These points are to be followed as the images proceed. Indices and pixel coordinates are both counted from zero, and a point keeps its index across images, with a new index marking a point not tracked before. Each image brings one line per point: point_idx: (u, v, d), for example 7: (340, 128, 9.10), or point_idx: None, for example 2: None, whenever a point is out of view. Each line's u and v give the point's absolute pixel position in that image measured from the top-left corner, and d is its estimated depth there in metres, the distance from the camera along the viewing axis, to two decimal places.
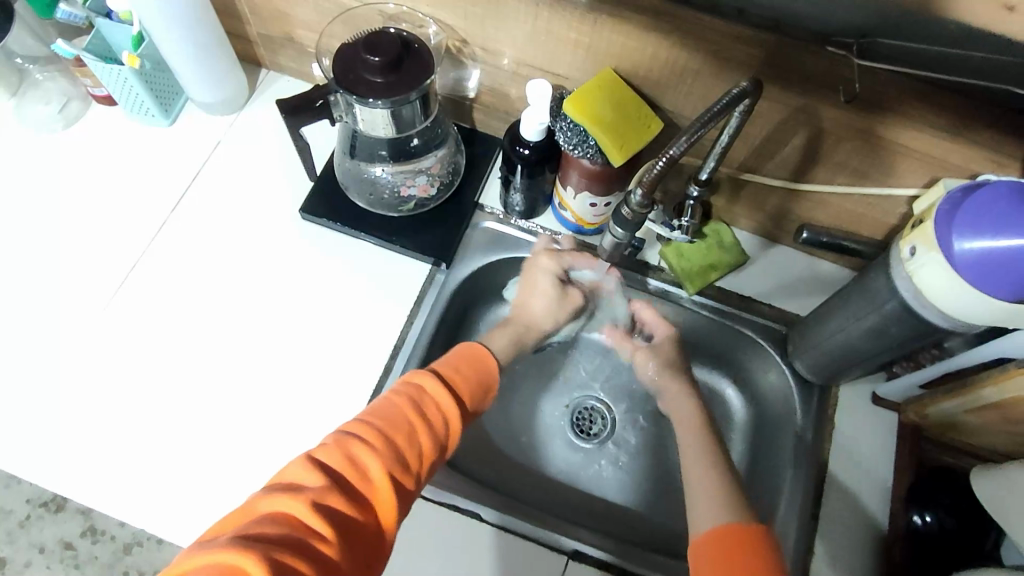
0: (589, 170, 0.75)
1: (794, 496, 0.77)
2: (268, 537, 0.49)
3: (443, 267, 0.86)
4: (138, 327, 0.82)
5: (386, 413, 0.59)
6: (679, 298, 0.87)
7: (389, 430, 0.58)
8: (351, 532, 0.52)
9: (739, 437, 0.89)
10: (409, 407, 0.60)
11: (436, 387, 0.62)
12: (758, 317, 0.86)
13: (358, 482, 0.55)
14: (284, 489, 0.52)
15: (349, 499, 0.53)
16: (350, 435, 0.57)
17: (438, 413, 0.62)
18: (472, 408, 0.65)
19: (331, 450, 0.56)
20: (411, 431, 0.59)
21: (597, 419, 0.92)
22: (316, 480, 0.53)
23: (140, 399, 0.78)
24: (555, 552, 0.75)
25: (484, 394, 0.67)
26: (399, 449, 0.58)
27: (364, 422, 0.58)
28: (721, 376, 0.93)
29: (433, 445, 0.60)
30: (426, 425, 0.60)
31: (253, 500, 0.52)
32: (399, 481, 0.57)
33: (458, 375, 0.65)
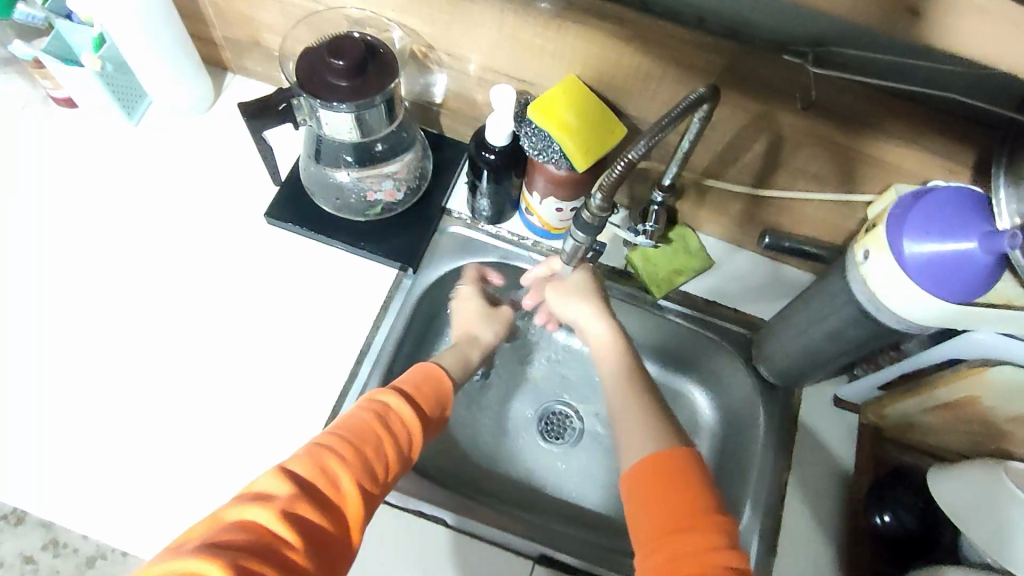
0: (555, 175, 0.76)
1: (759, 497, 0.78)
2: (237, 546, 0.48)
3: (410, 271, 0.86)
4: (95, 334, 0.80)
5: (354, 426, 0.59)
6: (645, 303, 0.88)
7: (357, 441, 0.58)
8: (321, 541, 0.52)
9: (705, 440, 0.91)
10: (374, 421, 0.60)
11: (399, 402, 0.63)
12: (723, 321, 0.87)
13: (327, 491, 0.54)
14: (253, 498, 0.52)
15: (318, 508, 0.53)
16: (318, 446, 0.56)
17: (403, 427, 0.62)
18: (434, 423, 0.66)
19: (299, 460, 0.55)
20: (379, 441, 0.59)
21: (568, 425, 0.92)
22: (287, 490, 0.52)
23: (99, 406, 0.76)
24: (522, 556, 0.75)
25: (444, 411, 0.68)
26: (367, 459, 0.57)
27: (332, 431, 0.58)
28: (688, 380, 0.95)
29: (399, 457, 0.60)
30: (391, 437, 0.60)
31: (222, 508, 0.51)
32: (368, 492, 0.57)
33: (422, 393, 0.66)
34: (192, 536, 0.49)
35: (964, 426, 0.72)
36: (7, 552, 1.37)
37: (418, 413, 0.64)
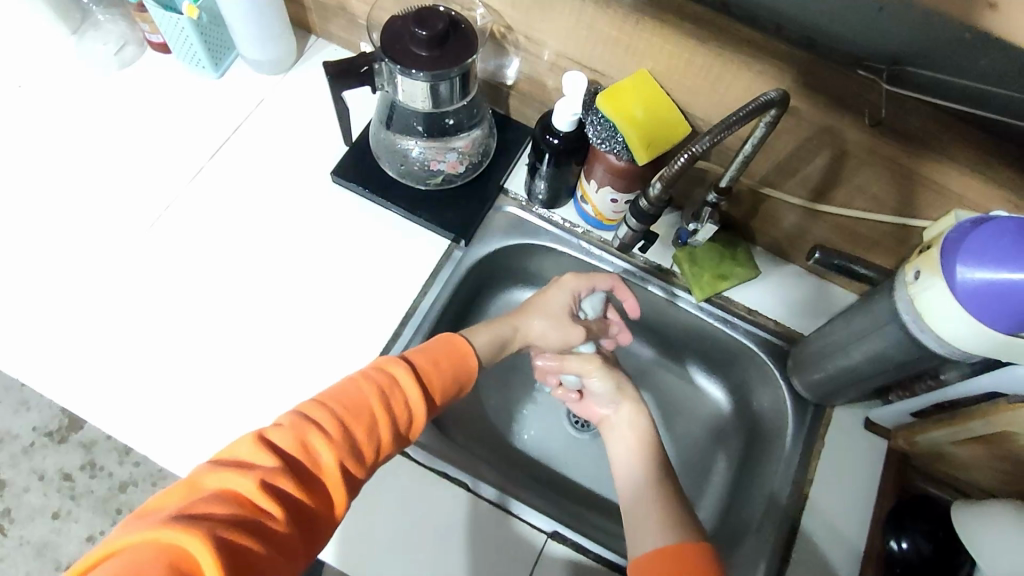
0: (615, 166, 0.77)
1: (776, 507, 0.79)
2: (214, 516, 0.50)
3: (461, 244, 0.88)
4: (162, 265, 0.85)
5: (351, 399, 0.61)
6: (686, 303, 0.89)
7: (348, 419, 0.60)
8: (300, 509, 0.54)
9: (730, 447, 0.92)
10: (373, 397, 0.62)
11: (406, 379, 0.65)
12: (762, 331, 0.87)
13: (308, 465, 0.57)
14: (233, 466, 0.54)
15: (301, 482, 0.55)
16: (310, 419, 0.59)
17: (404, 406, 0.64)
18: (439, 404, 0.68)
19: (284, 432, 0.58)
20: (372, 420, 0.61)
21: None
22: (269, 465, 0.54)
23: (158, 333, 0.81)
24: (536, 530, 0.76)
25: (452, 389, 0.70)
26: (356, 438, 0.60)
27: (325, 406, 0.60)
28: (721, 387, 0.95)
29: (392, 436, 0.63)
30: (388, 415, 0.62)
31: (205, 475, 0.53)
32: (350, 469, 0.59)
33: (435, 369, 0.68)
34: (170, 501, 0.51)
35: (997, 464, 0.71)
36: (48, 466, 1.47)
37: (423, 392, 0.66)
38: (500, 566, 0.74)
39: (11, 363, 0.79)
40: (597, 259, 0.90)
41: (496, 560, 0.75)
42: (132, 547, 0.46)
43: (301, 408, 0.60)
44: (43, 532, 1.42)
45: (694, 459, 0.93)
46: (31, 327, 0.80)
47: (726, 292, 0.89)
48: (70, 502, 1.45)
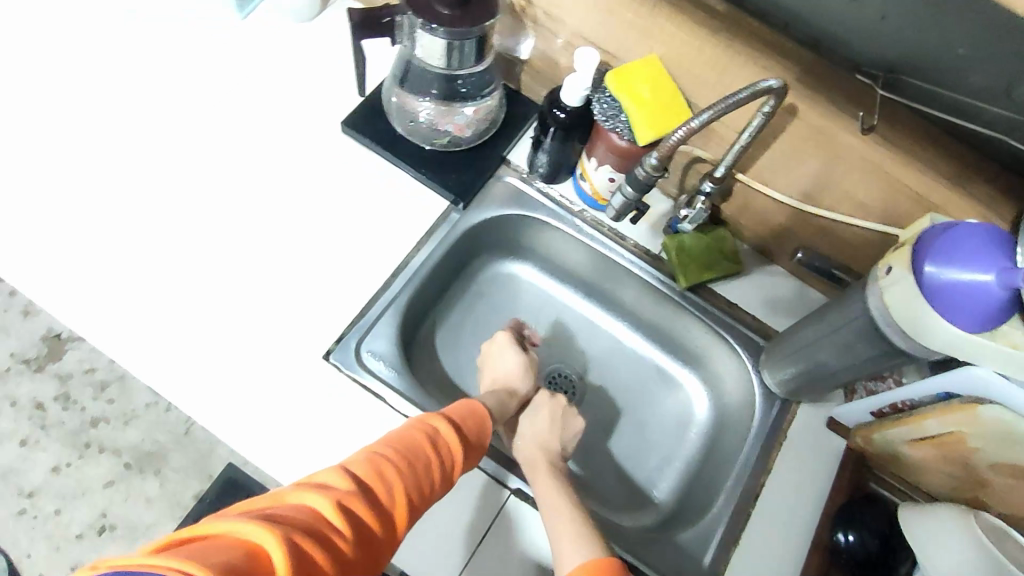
0: (616, 146, 0.80)
1: (733, 491, 0.83)
2: (294, 524, 0.51)
3: (460, 207, 0.90)
4: (165, 193, 0.87)
5: (409, 442, 0.63)
6: (669, 289, 0.91)
7: (410, 458, 0.62)
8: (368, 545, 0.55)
9: (695, 436, 0.96)
10: (426, 442, 0.64)
11: (449, 429, 0.67)
12: (739, 324, 0.90)
13: (383, 508, 0.58)
14: (313, 486, 0.55)
15: (370, 508, 0.57)
16: (377, 452, 0.61)
17: (449, 452, 0.66)
18: (474, 455, 0.70)
19: (359, 462, 0.59)
20: (427, 462, 0.63)
21: (569, 388, 0.97)
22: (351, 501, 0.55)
23: (154, 258, 0.83)
24: (501, 487, 0.79)
25: (485, 442, 0.71)
26: (416, 478, 0.61)
27: (396, 449, 0.62)
28: (694, 376, 0.99)
29: (440, 479, 0.64)
30: (438, 460, 0.64)
31: (289, 492, 0.54)
32: (409, 505, 0.60)
33: (471, 421, 0.70)
34: (252, 507, 0.52)
35: (946, 467, 0.75)
36: (23, 392, 1.47)
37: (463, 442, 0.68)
38: (463, 514, 0.77)
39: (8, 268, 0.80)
40: (587, 238, 0.92)
41: (459, 510, 0.77)
42: (217, 539, 0.47)
43: (369, 449, 0.62)
44: (10, 457, 1.43)
45: (659, 442, 0.96)
46: (30, 237, 0.82)
47: (709, 283, 0.92)
48: (40, 431, 1.45)
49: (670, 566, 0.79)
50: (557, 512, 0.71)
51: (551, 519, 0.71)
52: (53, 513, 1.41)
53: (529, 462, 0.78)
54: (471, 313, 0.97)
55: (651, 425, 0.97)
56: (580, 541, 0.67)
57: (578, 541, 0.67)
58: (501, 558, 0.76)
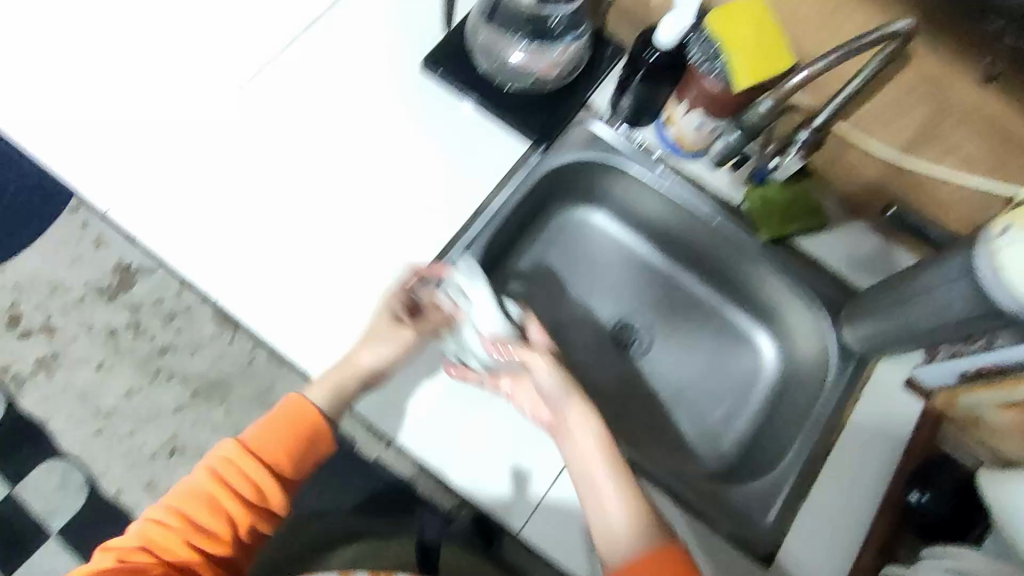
0: (709, 92, 0.77)
1: (803, 447, 0.83)
2: (129, 556, 0.66)
3: (540, 150, 0.90)
4: (250, 126, 0.87)
5: (219, 474, 0.70)
6: (749, 243, 0.90)
7: (219, 488, 0.70)
8: (251, 534, 0.71)
9: (761, 391, 0.95)
10: (221, 474, 0.70)
11: (235, 448, 0.71)
12: (819, 280, 0.89)
13: (254, 498, 0.71)
14: (148, 522, 0.68)
15: (196, 537, 0.68)
16: (196, 484, 0.70)
17: (256, 479, 0.71)
18: (299, 471, 0.74)
19: (187, 495, 0.69)
20: (228, 491, 0.70)
21: (638, 336, 0.98)
22: (211, 516, 0.69)
23: (243, 192, 0.85)
24: None
25: (318, 455, 0.76)
26: (228, 509, 0.69)
27: (253, 451, 0.72)
28: (763, 330, 0.98)
29: (254, 507, 0.71)
30: (246, 485, 0.71)
31: (141, 526, 0.68)
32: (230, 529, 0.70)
33: (277, 437, 0.73)
34: (116, 543, 0.67)
35: None
36: (96, 319, 1.52)
37: (270, 469, 0.72)
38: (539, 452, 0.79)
39: (111, 199, 0.84)
40: (665, 189, 0.90)
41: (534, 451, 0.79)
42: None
43: (230, 448, 0.71)
44: (86, 380, 1.50)
45: (725, 395, 0.96)
46: (133, 170, 0.86)
47: (789, 238, 0.89)
48: (113, 356, 1.50)
49: (735, 514, 0.81)
50: (590, 466, 0.71)
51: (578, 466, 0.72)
52: (129, 434, 1.48)
53: (544, 392, 0.76)
54: (545, 258, 0.98)
55: (718, 376, 0.97)
56: (614, 488, 0.69)
57: (610, 490, 0.69)
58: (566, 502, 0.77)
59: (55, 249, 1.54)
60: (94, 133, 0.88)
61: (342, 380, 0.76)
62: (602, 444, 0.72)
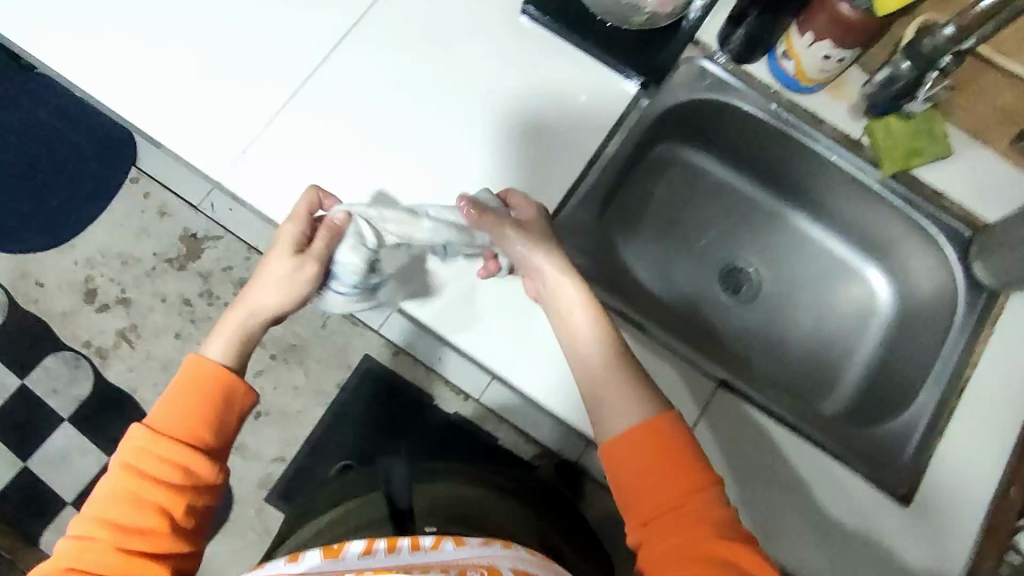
0: (842, 19, 0.73)
1: (936, 387, 0.81)
2: None
3: (648, 93, 0.86)
4: (343, 78, 0.81)
5: (123, 468, 0.59)
6: (866, 179, 0.86)
7: (135, 484, 0.58)
8: (190, 516, 0.60)
9: (877, 330, 0.93)
10: (122, 464, 0.59)
11: (146, 432, 0.60)
12: (943, 214, 0.84)
13: (182, 479, 0.60)
14: (70, 548, 0.56)
15: (131, 541, 0.56)
16: (110, 488, 0.58)
17: (178, 458, 0.60)
18: (219, 438, 0.63)
19: (104, 505, 0.58)
20: (140, 478, 0.59)
21: (745, 280, 0.97)
22: (137, 512, 0.57)
23: (342, 149, 0.79)
24: (707, 378, 0.78)
25: (232, 416, 0.65)
26: (131, 496, 0.58)
27: (162, 433, 0.61)
28: (874, 267, 0.95)
29: (184, 489, 0.60)
30: (173, 471, 0.59)
31: (64, 548, 0.56)
32: (169, 520, 0.58)
33: (189, 408, 0.62)
34: None
35: None
36: (169, 290, 1.50)
37: (183, 441, 0.61)
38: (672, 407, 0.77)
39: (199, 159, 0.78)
40: (783, 125, 0.86)
41: None
42: None
43: (138, 436, 0.60)
44: (166, 350, 1.48)
45: (837, 334, 0.94)
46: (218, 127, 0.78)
47: (914, 170, 0.85)
48: (191, 325, 1.49)
49: (869, 456, 0.79)
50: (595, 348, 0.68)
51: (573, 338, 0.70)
52: None
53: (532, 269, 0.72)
54: (649, 204, 0.96)
55: (829, 315, 0.95)
56: (601, 353, 0.68)
57: (624, 384, 0.66)
58: (703, 450, 0.74)
59: (123, 223, 1.52)
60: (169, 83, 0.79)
61: (244, 325, 0.69)
62: (594, 313, 0.70)
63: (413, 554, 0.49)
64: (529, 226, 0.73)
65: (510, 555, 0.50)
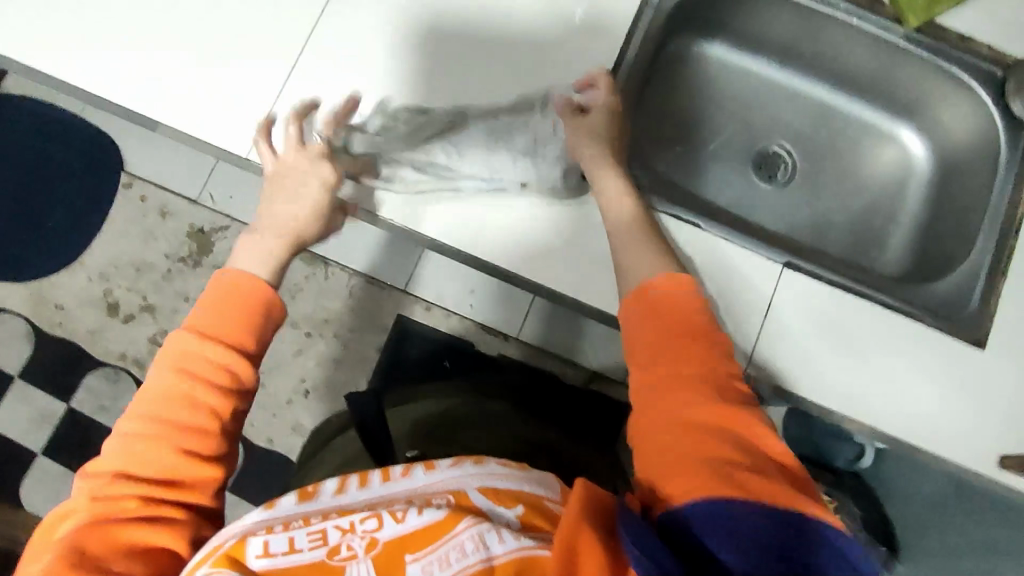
0: None
1: (990, 230, 0.82)
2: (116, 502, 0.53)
3: None
4: (349, 30, 0.78)
5: (172, 375, 0.59)
6: (890, 39, 0.85)
7: (174, 390, 0.58)
8: (234, 416, 0.61)
9: (917, 189, 0.94)
10: (170, 366, 0.59)
11: (193, 339, 0.60)
12: (974, 59, 0.83)
13: (227, 383, 0.60)
14: (121, 450, 0.56)
15: (177, 445, 0.56)
16: (158, 390, 0.58)
17: (223, 367, 0.60)
18: (260, 340, 0.64)
19: (152, 407, 0.58)
20: (185, 387, 0.58)
21: (782, 164, 0.97)
22: (190, 413, 0.57)
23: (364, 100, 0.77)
24: (770, 263, 0.78)
25: (270, 328, 0.66)
26: (179, 403, 0.58)
27: (208, 334, 0.61)
28: (903, 125, 0.95)
29: (231, 395, 0.60)
30: (217, 379, 0.60)
31: (114, 447, 0.57)
32: (214, 428, 0.58)
33: (229, 318, 0.63)
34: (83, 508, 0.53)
35: None
36: (191, 289, 1.47)
37: (228, 347, 0.61)
38: (744, 293, 0.77)
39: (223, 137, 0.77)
40: None
41: (736, 295, 0.77)
42: None
43: (187, 339, 0.60)
44: None
45: (879, 200, 0.95)
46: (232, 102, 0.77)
47: (937, 19, 0.83)
48: None
49: (936, 310, 0.80)
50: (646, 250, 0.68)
51: (614, 232, 0.71)
52: None
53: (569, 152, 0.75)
54: (673, 104, 0.95)
55: (869, 183, 0.96)
56: (649, 254, 0.68)
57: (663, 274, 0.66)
58: (783, 330, 0.76)
59: (128, 231, 1.49)
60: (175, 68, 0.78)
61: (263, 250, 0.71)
62: (632, 224, 0.71)
63: (384, 485, 0.54)
64: (583, 122, 0.75)
65: (479, 474, 0.54)
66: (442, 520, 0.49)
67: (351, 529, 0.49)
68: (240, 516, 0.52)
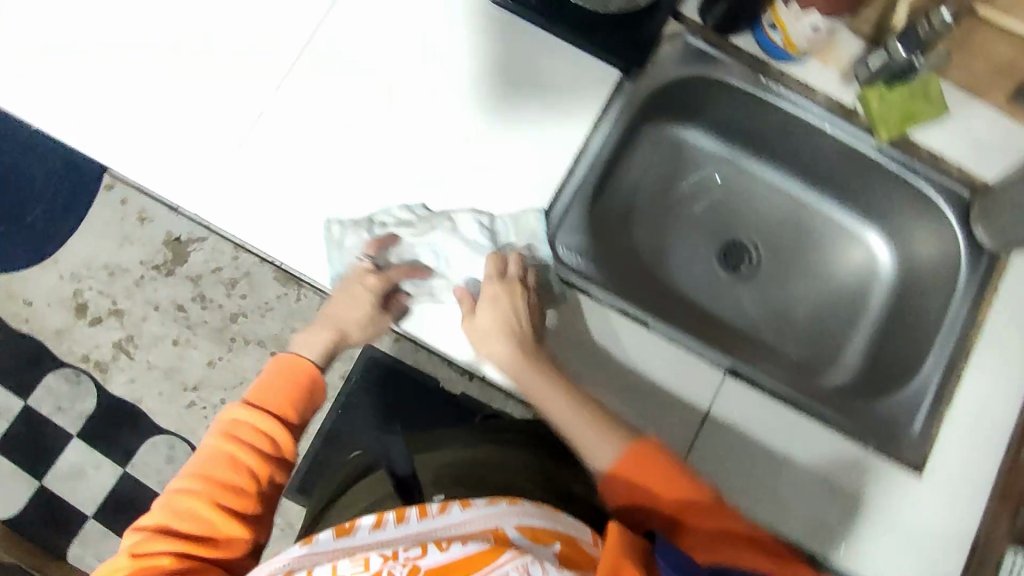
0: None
1: (942, 352, 0.81)
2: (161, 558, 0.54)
3: (632, 77, 0.83)
4: (314, 92, 0.78)
5: (219, 445, 0.61)
6: (862, 146, 0.84)
7: (221, 456, 0.60)
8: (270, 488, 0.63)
9: (878, 294, 0.93)
10: (225, 437, 0.61)
11: (245, 413, 0.63)
12: (944, 176, 0.83)
13: (269, 452, 0.63)
14: (168, 506, 0.57)
15: (223, 506, 0.58)
16: (210, 453, 0.60)
17: (264, 437, 0.63)
18: (302, 417, 0.67)
19: (199, 469, 0.59)
20: (233, 455, 0.61)
21: (746, 256, 0.96)
22: (233, 474, 0.60)
23: (320, 164, 0.76)
24: (714, 367, 0.77)
25: (315, 408, 0.68)
26: (227, 469, 0.60)
27: (262, 409, 0.64)
28: (869, 228, 0.95)
29: (273, 467, 0.62)
30: (260, 451, 0.62)
31: (158, 504, 0.58)
32: (251, 497, 0.60)
33: (282, 396, 0.66)
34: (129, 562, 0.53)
35: None
36: None
37: (276, 422, 0.64)
38: (684, 396, 0.76)
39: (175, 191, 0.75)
40: (772, 96, 0.84)
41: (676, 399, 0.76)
42: None
43: (239, 409, 0.63)
44: None
45: (839, 301, 0.94)
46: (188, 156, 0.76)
47: (911, 131, 0.83)
48: None
49: (876, 429, 0.79)
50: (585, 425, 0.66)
51: (548, 405, 0.68)
52: None
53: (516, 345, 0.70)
54: (643, 185, 0.94)
55: (832, 283, 0.95)
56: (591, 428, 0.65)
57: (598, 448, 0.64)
58: (720, 440, 0.75)
59: None
60: (134, 116, 0.77)
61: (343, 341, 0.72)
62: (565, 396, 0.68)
63: (423, 521, 0.49)
64: (519, 288, 0.73)
65: (514, 512, 0.50)
66: (485, 551, 0.44)
67: (393, 557, 0.44)
68: (277, 553, 0.48)
